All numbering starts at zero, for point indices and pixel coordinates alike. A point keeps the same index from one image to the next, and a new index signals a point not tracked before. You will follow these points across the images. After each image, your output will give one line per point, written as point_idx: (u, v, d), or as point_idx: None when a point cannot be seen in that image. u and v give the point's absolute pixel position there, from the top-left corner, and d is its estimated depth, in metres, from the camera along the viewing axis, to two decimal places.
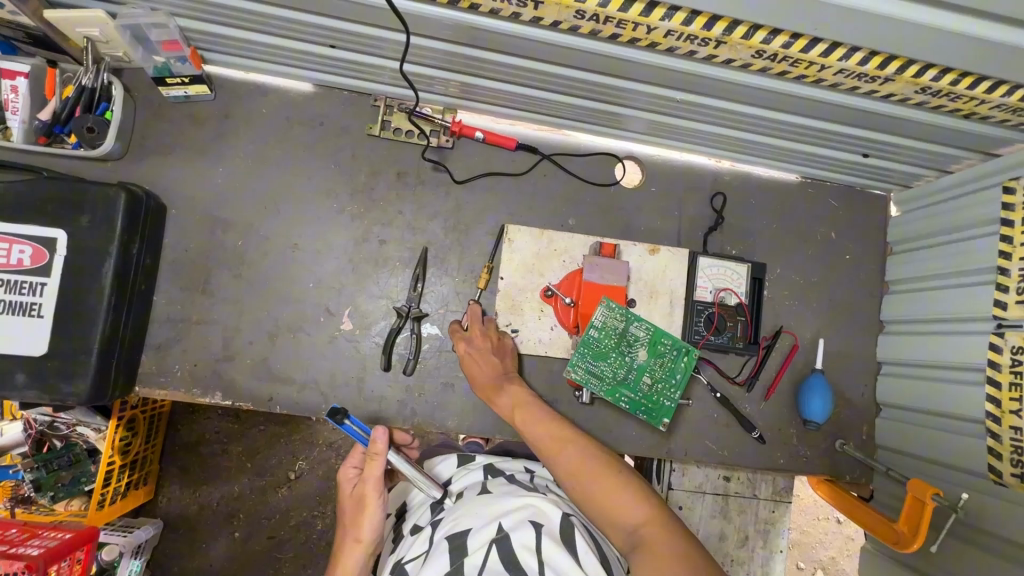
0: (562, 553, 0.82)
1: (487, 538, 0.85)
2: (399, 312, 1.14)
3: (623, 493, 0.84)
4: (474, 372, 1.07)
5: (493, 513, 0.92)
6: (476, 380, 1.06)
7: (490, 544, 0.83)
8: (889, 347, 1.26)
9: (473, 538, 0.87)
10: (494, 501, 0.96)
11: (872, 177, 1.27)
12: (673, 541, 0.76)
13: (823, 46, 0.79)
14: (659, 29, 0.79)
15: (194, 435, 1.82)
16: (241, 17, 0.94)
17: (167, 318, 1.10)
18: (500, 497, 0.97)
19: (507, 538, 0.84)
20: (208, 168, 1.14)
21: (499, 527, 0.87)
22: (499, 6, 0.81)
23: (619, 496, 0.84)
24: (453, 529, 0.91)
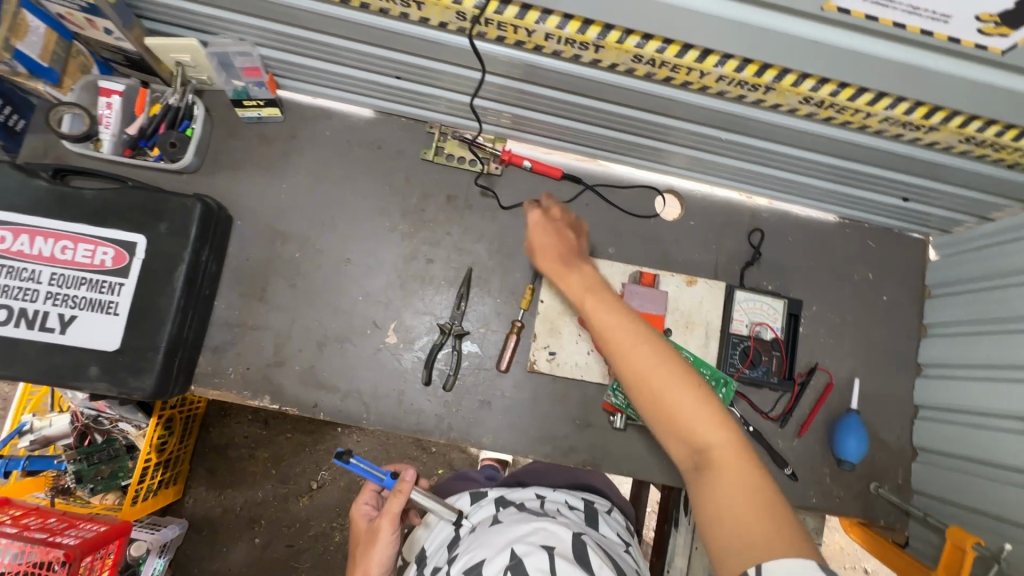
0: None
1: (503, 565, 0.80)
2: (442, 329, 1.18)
3: (704, 411, 0.70)
4: (538, 244, 1.01)
5: (505, 540, 0.87)
6: (539, 254, 1.00)
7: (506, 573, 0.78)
8: (927, 391, 1.25)
9: (488, 567, 0.82)
10: (505, 528, 0.91)
11: (911, 221, 1.29)
12: (761, 485, 0.66)
13: (869, 96, 0.83)
14: (711, 74, 0.84)
15: (224, 438, 1.88)
16: (320, 49, 1.03)
17: (224, 322, 1.16)
18: (511, 525, 0.91)
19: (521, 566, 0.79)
20: (273, 184, 1.22)
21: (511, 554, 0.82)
22: (561, 48, 0.87)
23: (697, 410, 0.70)
24: (466, 562, 0.86)
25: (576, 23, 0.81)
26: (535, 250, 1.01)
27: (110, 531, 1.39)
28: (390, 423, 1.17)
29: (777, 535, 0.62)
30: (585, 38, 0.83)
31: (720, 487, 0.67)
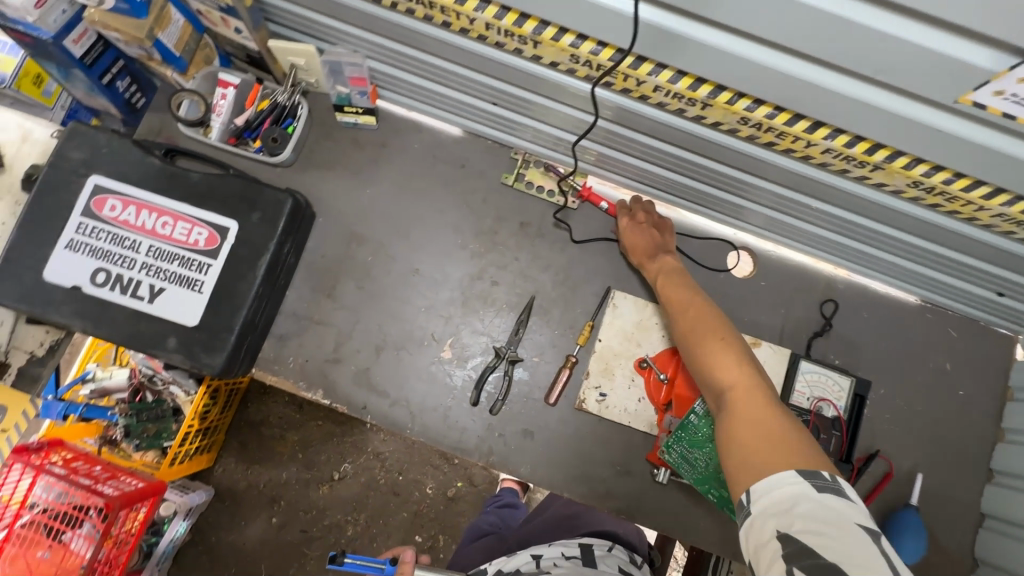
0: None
1: None
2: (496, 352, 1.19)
3: (730, 357, 0.88)
4: (632, 241, 1.19)
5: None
6: (633, 246, 1.18)
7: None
8: (996, 499, 1.17)
9: None
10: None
11: (1001, 317, 1.22)
12: (782, 422, 0.75)
13: (985, 189, 0.80)
14: (818, 146, 0.83)
15: (260, 415, 1.92)
16: (428, 69, 1.07)
17: (293, 313, 1.21)
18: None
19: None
20: (357, 188, 1.26)
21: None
22: (668, 101, 0.88)
23: (727, 354, 0.89)
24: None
25: (688, 79, 0.81)
26: (630, 251, 1.19)
27: (147, 487, 1.43)
28: (432, 436, 1.18)
29: (795, 450, 0.70)
30: (694, 95, 0.83)
31: (743, 415, 0.79)
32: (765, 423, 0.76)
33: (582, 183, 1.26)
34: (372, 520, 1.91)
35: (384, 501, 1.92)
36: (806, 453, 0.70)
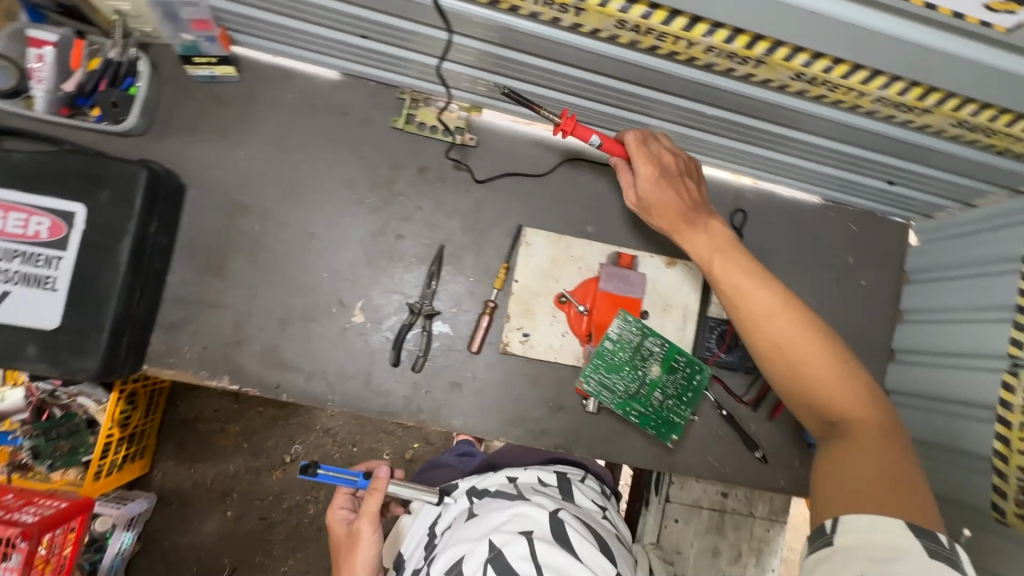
0: (558, 554, 0.78)
1: (481, 560, 0.79)
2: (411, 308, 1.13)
3: (844, 371, 0.84)
4: (654, 197, 1.01)
5: (483, 531, 0.85)
6: (653, 203, 1.01)
7: (485, 566, 0.78)
8: (899, 376, 1.26)
9: (467, 564, 0.80)
10: (482, 519, 0.89)
11: (895, 205, 1.26)
12: (903, 467, 0.75)
13: (863, 74, 0.78)
14: (699, 44, 0.78)
15: (193, 411, 1.80)
16: (275, 2, 0.93)
17: (178, 298, 1.10)
18: (486, 515, 0.90)
19: (501, 553, 0.79)
20: (228, 151, 1.13)
21: (488, 545, 0.81)
22: (539, 10, 0.80)
23: (845, 367, 0.84)
24: (446, 561, 0.83)
25: None
26: (651, 206, 1.02)
27: (71, 507, 1.32)
28: (357, 404, 1.13)
29: (906, 501, 0.70)
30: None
31: (902, 467, 0.75)
32: (916, 476, 0.75)
33: (562, 113, 0.96)
34: (333, 497, 1.86)
35: None
36: (915, 504, 0.70)
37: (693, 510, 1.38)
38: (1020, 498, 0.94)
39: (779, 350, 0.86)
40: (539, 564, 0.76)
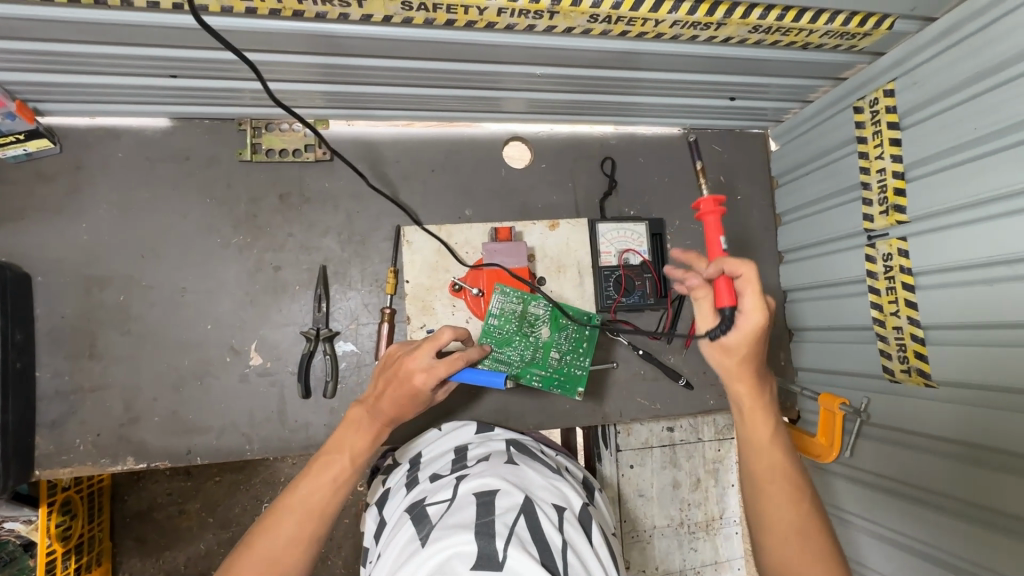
0: (582, 543, 0.76)
1: (516, 504, 0.77)
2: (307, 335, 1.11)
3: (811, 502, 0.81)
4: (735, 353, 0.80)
5: (523, 485, 0.85)
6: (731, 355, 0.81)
7: (518, 513, 0.75)
8: (791, 274, 1.33)
9: (501, 498, 0.78)
10: (527, 476, 0.88)
11: (748, 118, 1.32)
12: None
13: (650, 2, 0.81)
14: (489, 9, 0.80)
15: (145, 501, 1.67)
16: (58, 60, 0.88)
17: (55, 392, 1.03)
18: (529, 472, 0.90)
19: (534, 513, 0.77)
20: (70, 226, 1.06)
21: (527, 499, 0.79)
22: (323, 9, 0.78)
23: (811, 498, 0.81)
24: (479, 485, 0.82)
25: None
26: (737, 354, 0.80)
27: None
28: (277, 446, 1.10)
29: None
30: None
31: None
32: None
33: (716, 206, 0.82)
34: None
35: None
36: None
37: (644, 451, 1.42)
38: (901, 354, 1.01)
39: (761, 492, 0.82)
40: (564, 541, 0.74)
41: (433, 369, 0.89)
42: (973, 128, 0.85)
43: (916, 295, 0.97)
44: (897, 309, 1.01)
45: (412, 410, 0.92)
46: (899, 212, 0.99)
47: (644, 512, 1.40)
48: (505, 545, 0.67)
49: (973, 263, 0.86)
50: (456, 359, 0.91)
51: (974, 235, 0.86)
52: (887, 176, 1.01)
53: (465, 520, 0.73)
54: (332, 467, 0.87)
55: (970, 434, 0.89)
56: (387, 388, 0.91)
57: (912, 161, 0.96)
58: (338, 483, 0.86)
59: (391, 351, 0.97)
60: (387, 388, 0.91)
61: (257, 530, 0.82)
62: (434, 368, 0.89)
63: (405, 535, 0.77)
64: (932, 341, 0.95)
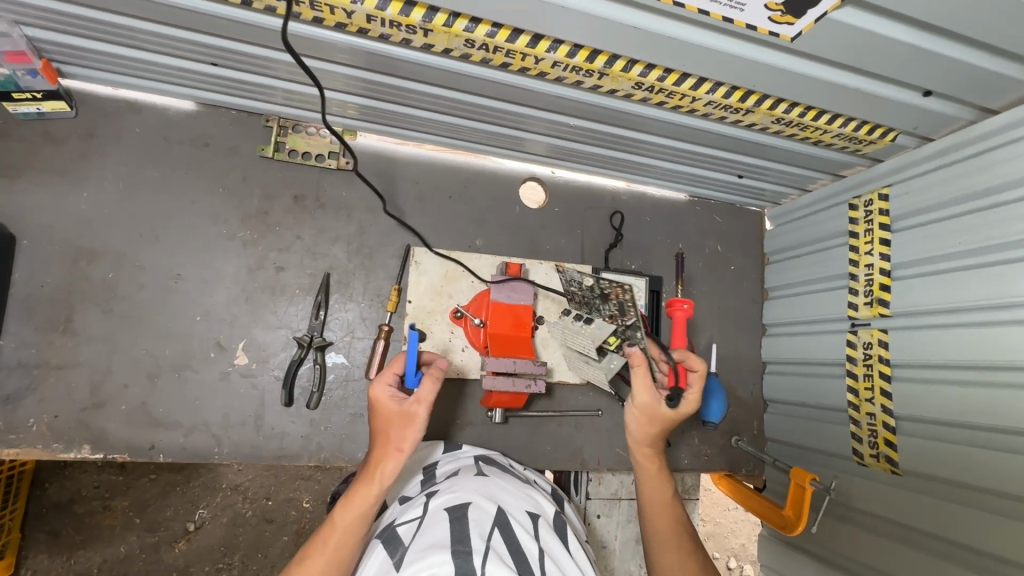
0: (558, 553, 0.77)
1: (488, 516, 0.75)
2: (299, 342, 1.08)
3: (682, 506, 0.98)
4: (656, 411, 0.94)
5: (493, 496, 0.83)
6: (654, 410, 0.94)
7: (492, 525, 0.74)
8: (771, 348, 1.39)
9: (474, 510, 0.76)
10: (496, 486, 0.87)
11: (749, 197, 1.41)
12: None
13: (691, 80, 0.88)
14: (545, 60, 0.83)
15: (68, 492, 1.53)
16: (100, 28, 0.85)
17: (17, 364, 0.96)
18: (499, 482, 0.89)
19: (509, 525, 0.76)
20: (69, 193, 1.02)
21: (500, 511, 0.78)
22: (388, 32, 0.80)
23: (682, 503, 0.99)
24: (450, 499, 0.80)
25: (397, 3, 0.74)
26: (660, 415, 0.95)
27: None
28: (248, 453, 1.04)
29: None
30: (410, 21, 0.77)
31: None
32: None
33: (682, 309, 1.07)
34: (250, 559, 1.64)
35: (257, 532, 1.66)
36: None
37: (612, 503, 1.42)
38: (872, 439, 1.08)
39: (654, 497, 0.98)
40: (540, 550, 0.74)
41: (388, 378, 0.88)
42: (957, 242, 0.93)
43: (891, 385, 1.04)
44: (872, 396, 1.08)
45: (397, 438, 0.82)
46: (882, 305, 1.07)
47: (604, 565, 1.39)
48: (483, 560, 0.66)
49: (947, 364, 0.94)
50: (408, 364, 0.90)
51: (951, 338, 0.93)
52: (874, 271, 1.09)
53: (438, 537, 0.70)
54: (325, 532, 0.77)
55: (930, 524, 0.94)
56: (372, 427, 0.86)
57: (898, 262, 1.05)
58: (330, 541, 0.76)
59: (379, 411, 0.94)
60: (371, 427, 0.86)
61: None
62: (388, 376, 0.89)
63: (376, 561, 0.73)
64: (902, 431, 1.02)
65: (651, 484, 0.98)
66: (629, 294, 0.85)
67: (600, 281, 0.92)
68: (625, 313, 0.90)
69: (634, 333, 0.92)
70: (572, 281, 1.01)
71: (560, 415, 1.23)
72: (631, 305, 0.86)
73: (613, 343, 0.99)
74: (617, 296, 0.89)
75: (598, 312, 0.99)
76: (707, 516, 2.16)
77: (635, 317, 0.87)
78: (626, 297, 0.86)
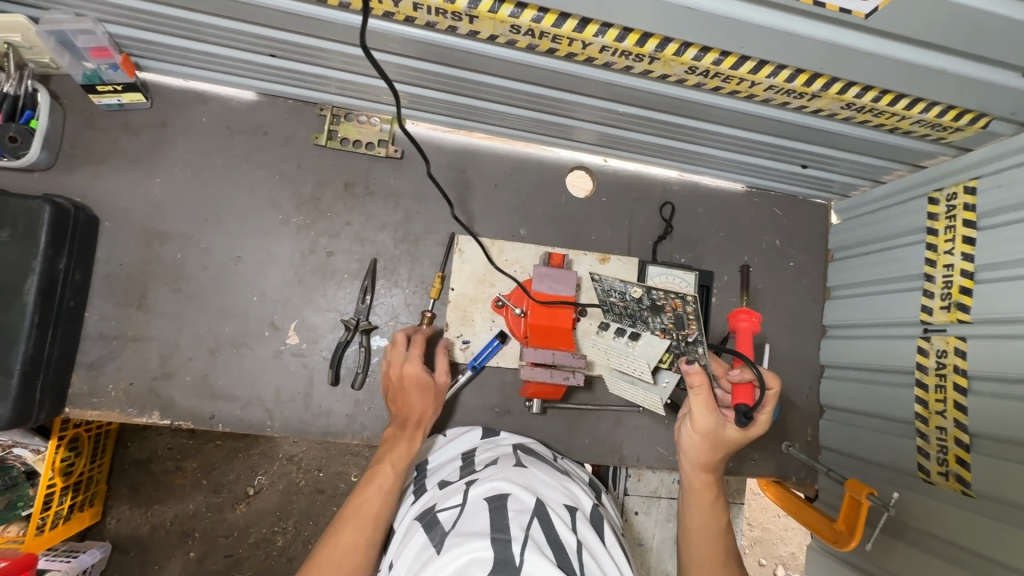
0: (596, 545, 0.76)
1: (527, 507, 0.75)
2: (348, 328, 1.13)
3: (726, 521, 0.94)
4: (717, 432, 0.89)
5: (532, 488, 0.82)
6: (715, 431, 0.89)
7: (531, 516, 0.74)
8: (831, 350, 1.30)
9: (513, 501, 0.76)
10: (535, 478, 0.86)
11: (814, 188, 1.31)
12: None
13: (751, 64, 0.82)
14: (593, 45, 0.81)
15: (147, 451, 1.68)
16: (170, 24, 0.91)
17: (99, 335, 1.06)
18: (537, 474, 0.88)
19: (547, 516, 0.75)
20: (144, 179, 1.10)
21: (538, 502, 0.78)
22: (434, 19, 0.80)
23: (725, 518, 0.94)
24: (489, 489, 0.80)
25: None
26: (722, 436, 0.90)
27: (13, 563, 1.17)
28: (297, 428, 1.10)
29: None
30: (455, 8, 0.76)
31: None
32: None
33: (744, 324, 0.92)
34: (303, 525, 1.74)
35: (309, 501, 1.75)
36: None
37: (651, 501, 1.39)
38: (941, 457, 0.99)
39: (696, 508, 0.94)
40: (578, 543, 0.73)
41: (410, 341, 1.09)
42: None
43: (967, 399, 0.95)
44: (943, 409, 0.99)
45: (417, 392, 1.00)
46: (961, 311, 0.97)
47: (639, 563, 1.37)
48: (522, 548, 0.66)
49: None
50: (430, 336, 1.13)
51: None
52: (954, 273, 0.99)
53: (477, 527, 0.71)
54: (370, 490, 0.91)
55: (1001, 552, 0.86)
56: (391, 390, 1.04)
57: (984, 264, 0.94)
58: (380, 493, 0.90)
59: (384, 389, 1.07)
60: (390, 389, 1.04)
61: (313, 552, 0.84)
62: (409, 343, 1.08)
63: (416, 546, 0.74)
64: (977, 450, 0.93)
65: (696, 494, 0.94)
66: (697, 304, 0.81)
67: (649, 292, 0.86)
68: (682, 325, 0.86)
69: (694, 348, 0.88)
70: (612, 291, 0.94)
71: (598, 409, 1.21)
72: (690, 314, 0.83)
73: (665, 359, 0.93)
74: (677, 308, 0.85)
75: (646, 326, 0.93)
76: (755, 521, 2.09)
77: (695, 328, 0.84)
78: (687, 309, 0.83)
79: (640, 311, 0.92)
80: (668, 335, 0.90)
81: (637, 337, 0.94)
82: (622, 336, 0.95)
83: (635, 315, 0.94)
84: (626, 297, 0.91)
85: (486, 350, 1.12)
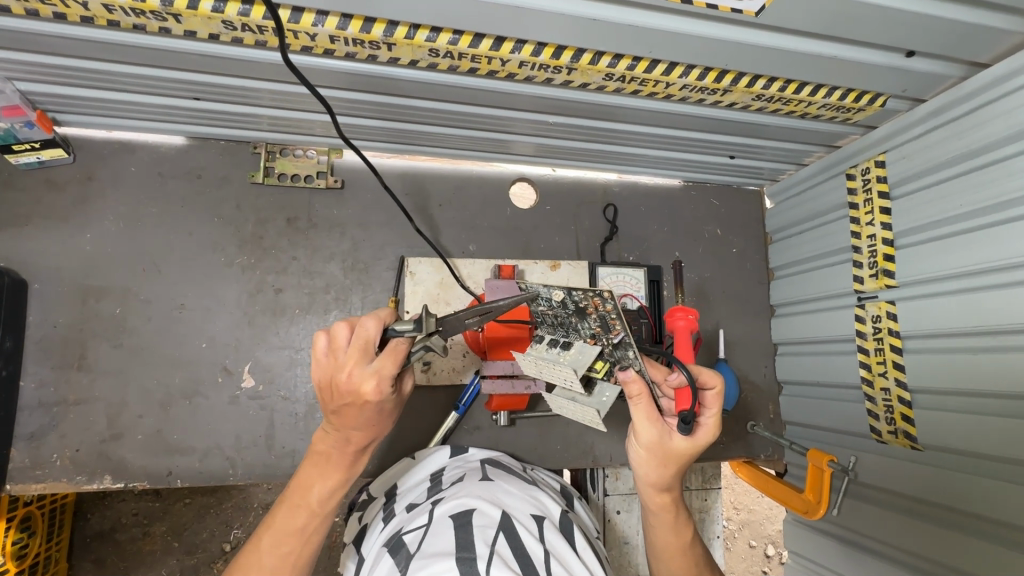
0: (565, 551, 0.76)
1: (492, 521, 0.75)
2: (425, 328, 0.73)
3: (689, 535, 0.88)
4: (662, 450, 0.79)
5: (497, 501, 0.82)
6: (661, 449, 0.79)
7: (497, 529, 0.73)
8: (781, 328, 1.36)
9: (479, 516, 0.75)
10: (502, 491, 0.86)
11: (743, 176, 1.38)
12: None
13: (662, 66, 0.86)
14: (511, 61, 0.83)
15: (108, 520, 1.52)
16: (86, 77, 0.89)
17: (37, 403, 1.01)
18: (503, 486, 0.88)
19: (513, 528, 0.75)
20: (73, 235, 1.06)
21: (504, 515, 0.77)
22: (353, 50, 0.81)
23: (688, 533, 0.88)
24: (454, 507, 0.79)
25: (357, 21, 0.75)
26: (670, 452, 0.80)
27: None
28: (262, 472, 1.07)
29: None
30: (372, 37, 0.77)
31: None
32: None
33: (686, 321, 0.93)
34: None
35: None
36: None
37: (631, 498, 1.41)
38: (888, 415, 1.04)
39: (658, 527, 0.88)
40: (546, 551, 0.73)
41: (381, 369, 0.70)
42: (958, 204, 0.89)
43: (903, 358, 1.01)
44: (885, 370, 1.04)
45: (365, 415, 0.73)
46: (888, 277, 1.03)
47: (627, 561, 1.37)
48: (487, 566, 0.65)
49: (960, 331, 0.90)
50: (368, 343, 0.72)
51: (962, 305, 0.89)
52: (876, 242, 1.06)
53: (443, 546, 0.69)
54: (294, 513, 0.77)
55: (951, 498, 0.91)
56: (350, 417, 0.73)
57: (902, 230, 1.01)
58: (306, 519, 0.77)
59: (320, 380, 0.75)
60: (350, 417, 0.73)
61: (242, 549, 0.77)
62: (382, 367, 0.71)
63: (384, 571, 0.72)
64: (918, 405, 0.98)
65: (655, 512, 0.87)
66: (615, 299, 0.69)
67: (570, 292, 0.75)
68: (608, 328, 0.74)
69: (624, 352, 0.75)
70: (539, 299, 0.82)
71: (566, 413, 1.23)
72: (612, 313, 0.71)
73: (598, 370, 0.76)
74: (598, 307, 0.72)
75: (579, 334, 0.80)
76: (740, 505, 2.14)
77: (621, 329, 0.71)
78: (608, 306, 0.71)
79: (569, 317, 0.80)
80: (597, 342, 0.76)
81: (568, 346, 0.78)
82: (554, 347, 0.80)
83: (566, 324, 0.81)
84: (552, 303, 0.79)
85: (469, 393, 1.12)
